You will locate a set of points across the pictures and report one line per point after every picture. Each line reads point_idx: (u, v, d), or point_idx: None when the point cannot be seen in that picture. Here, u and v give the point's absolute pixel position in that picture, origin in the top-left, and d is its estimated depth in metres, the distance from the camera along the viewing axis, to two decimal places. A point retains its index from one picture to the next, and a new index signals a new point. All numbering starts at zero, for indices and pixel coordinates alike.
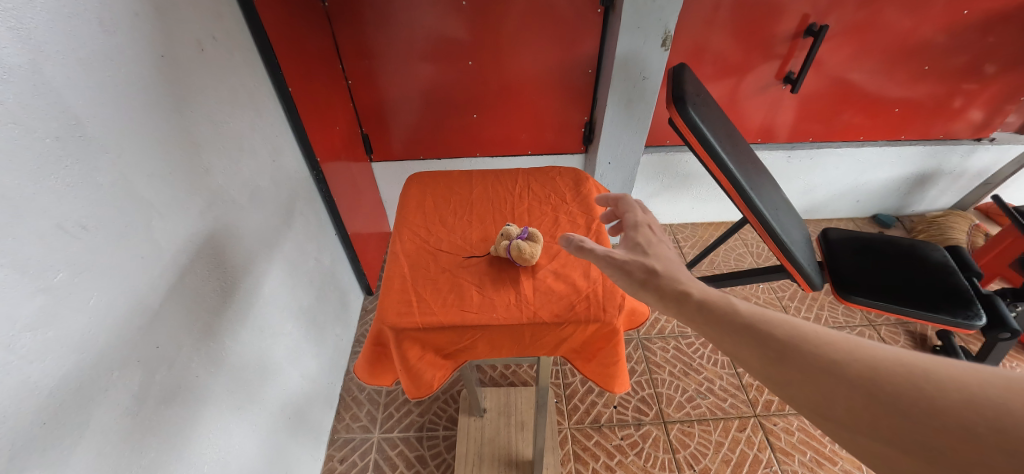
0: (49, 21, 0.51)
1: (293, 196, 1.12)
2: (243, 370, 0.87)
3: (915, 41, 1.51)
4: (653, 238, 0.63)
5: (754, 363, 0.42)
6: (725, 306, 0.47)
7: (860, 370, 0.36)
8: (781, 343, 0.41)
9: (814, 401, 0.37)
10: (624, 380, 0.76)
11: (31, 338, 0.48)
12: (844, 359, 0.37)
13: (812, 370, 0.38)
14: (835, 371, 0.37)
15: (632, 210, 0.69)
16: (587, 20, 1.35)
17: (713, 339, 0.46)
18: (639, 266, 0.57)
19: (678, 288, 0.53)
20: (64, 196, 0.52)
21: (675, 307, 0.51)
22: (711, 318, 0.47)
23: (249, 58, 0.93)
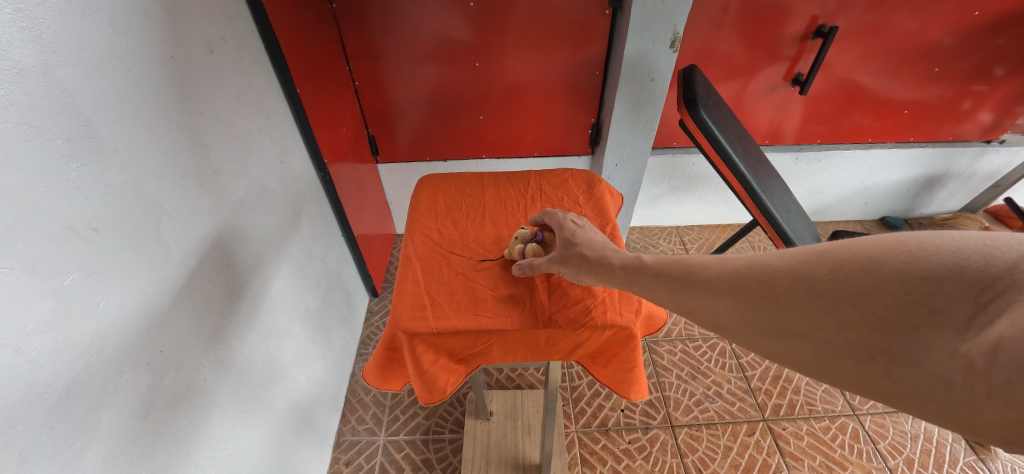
0: (60, 22, 0.50)
1: (300, 197, 1.11)
2: (251, 372, 0.86)
3: (925, 42, 1.50)
4: (588, 231, 0.69)
5: (715, 314, 0.45)
6: (678, 271, 0.52)
7: (790, 274, 0.39)
8: (728, 283, 0.44)
9: (771, 327, 0.39)
10: (641, 387, 0.74)
11: (41, 341, 0.48)
12: (774, 270, 0.40)
13: (757, 296, 0.41)
14: (776, 287, 0.40)
15: (550, 215, 0.73)
16: (595, 21, 1.34)
17: (681, 305, 0.50)
18: (588, 259, 0.64)
19: (637, 265, 0.58)
20: (75, 198, 0.52)
21: (638, 285, 0.57)
22: (671, 286, 0.52)
23: (258, 59, 0.93)
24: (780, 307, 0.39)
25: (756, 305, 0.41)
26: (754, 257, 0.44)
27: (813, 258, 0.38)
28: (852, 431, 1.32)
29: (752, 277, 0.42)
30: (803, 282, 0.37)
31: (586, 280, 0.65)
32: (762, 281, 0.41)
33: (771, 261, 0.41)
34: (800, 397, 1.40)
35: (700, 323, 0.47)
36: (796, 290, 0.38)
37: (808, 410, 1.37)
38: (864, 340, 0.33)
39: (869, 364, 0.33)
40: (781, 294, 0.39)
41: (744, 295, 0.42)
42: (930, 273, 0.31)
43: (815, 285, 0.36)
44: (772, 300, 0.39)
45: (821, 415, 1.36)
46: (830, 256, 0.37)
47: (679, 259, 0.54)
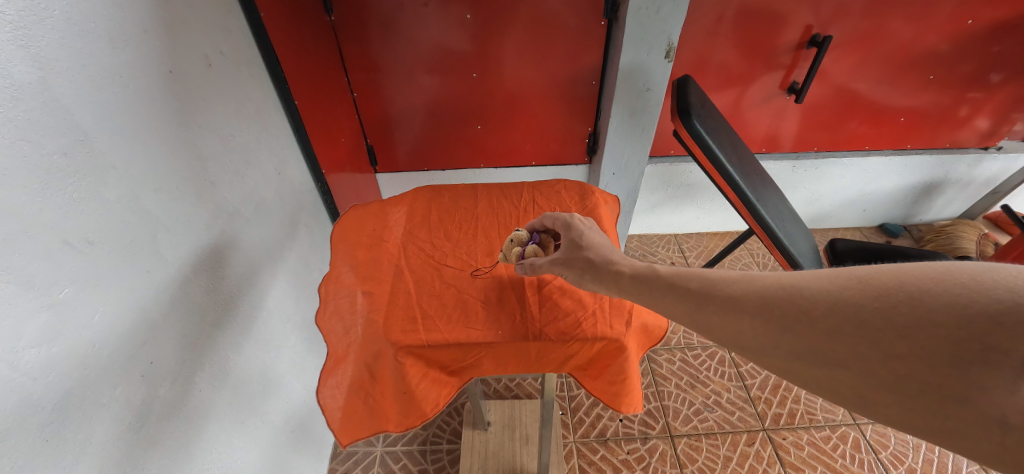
0: (58, 39, 0.51)
1: (298, 208, 1.12)
2: (246, 383, 0.86)
3: (919, 50, 1.51)
4: (593, 236, 0.69)
5: (742, 334, 0.46)
6: (696, 286, 0.53)
7: (829, 299, 0.40)
8: (759, 304, 0.45)
9: (808, 353, 0.41)
10: (634, 401, 0.73)
11: (36, 354, 0.48)
12: (810, 294, 0.42)
13: (793, 320, 0.42)
14: (813, 312, 0.41)
15: (555, 218, 0.73)
16: (590, 32, 1.36)
17: (700, 321, 0.51)
18: (594, 265, 0.64)
19: (649, 275, 0.59)
20: (72, 211, 0.52)
21: (651, 297, 0.57)
22: (688, 301, 0.53)
23: (256, 72, 0.94)
24: (818, 334, 0.40)
25: (793, 329, 0.42)
26: (786, 280, 0.45)
27: (854, 286, 0.39)
28: (853, 440, 1.31)
29: (785, 300, 0.43)
30: (844, 309, 0.39)
31: (589, 286, 0.65)
32: (799, 304, 0.42)
33: (805, 285, 0.43)
34: (800, 406, 1.39)
35: (721, 341, 0.49)
36: (837, 316, 0.39)
37: (809, 419, 1.36)
38: (912, 374, 0.34)
39: (919, 398, 0.34)
40: (820, 319, 0.40)
41: (778, 318, 0.43)
42: (982, 310, 0.32)
43: (856, 313, 0.38)
44: (811, 326, 0.41)
45: (821, 425, 1.34)
46: (873, 287, 0.38)
47: (695, 273, 0.55)
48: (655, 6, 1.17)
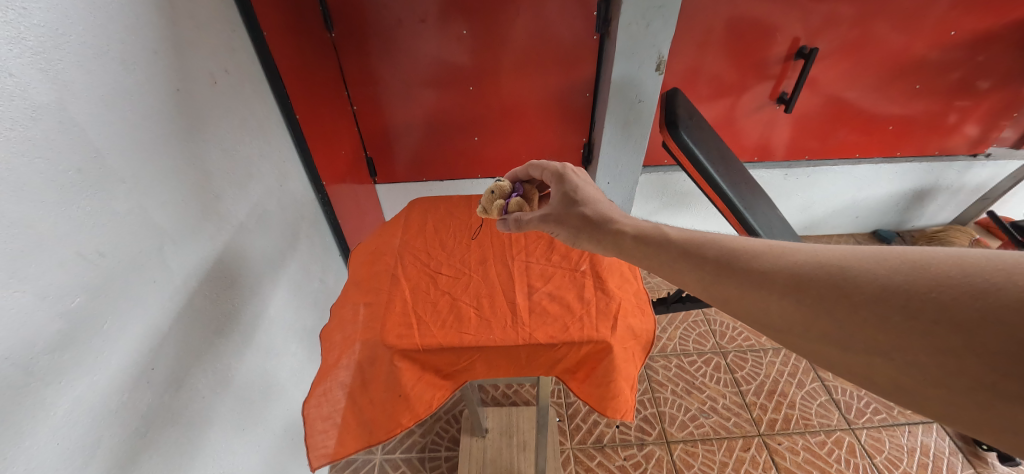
0: (75, 62, 0.54)
1: (299, 219, 1.15)
2: (247, 390, 0.88)
3: (905, 60, 1.55)
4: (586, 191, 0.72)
5: (767, 309, 0.44)
6: (714, 255, 0.50)
7: (872, 281, 0.38)
8: (789, 280, 0.43)
9: (842, 336, 0.39)
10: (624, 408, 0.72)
11: (49, 361, 0.50)
12: (849, 274, 0.39)
13: (829, 301, 0.40)
14: (854, 293, 0.38)
15: (546, 167, 0.78)
16: (583, 46, 1.40)
17: (716, 293, 0.49)
18: (585, 224, 0.67)
19: (659, 242, 0.57)
20: (84, 224, 0.55)
21: (662, 266, 0.56)
22: (704, 271, 0.50)
23: (260, 88, 0.98)
24: (858, 319, 0.38)
25: (829, 310, 0.40)
26: (818, 255, 0.43)
27: (902, 269, 0.37)
28: (848, 445, 1.32)
29: (819, 278, 0.41)
30: (891, 294, 0.36)
31: (583, 244, 0.68)
32: (837, 284, 0.40)
33: (843, 262, 0.41)
34: (795, 411, 1.40)
35: (739, 314, 0.47)
36: (880, 301, 0.37)
37: (804, 424, 1.37)
38: (964, 371, 0.33)
39: (967, 396, 0.33)
40: (862, 301, 0.38)
41: (812, 298, 0.41)
42: None
43: (904, 299, 0.36)
44: (849, 308, 0.39)
45: (816, 430, 1.36)
46: (924, 271, 0.36)
47: (711, 241, 0.52)
48: (645, 21, 1.22)
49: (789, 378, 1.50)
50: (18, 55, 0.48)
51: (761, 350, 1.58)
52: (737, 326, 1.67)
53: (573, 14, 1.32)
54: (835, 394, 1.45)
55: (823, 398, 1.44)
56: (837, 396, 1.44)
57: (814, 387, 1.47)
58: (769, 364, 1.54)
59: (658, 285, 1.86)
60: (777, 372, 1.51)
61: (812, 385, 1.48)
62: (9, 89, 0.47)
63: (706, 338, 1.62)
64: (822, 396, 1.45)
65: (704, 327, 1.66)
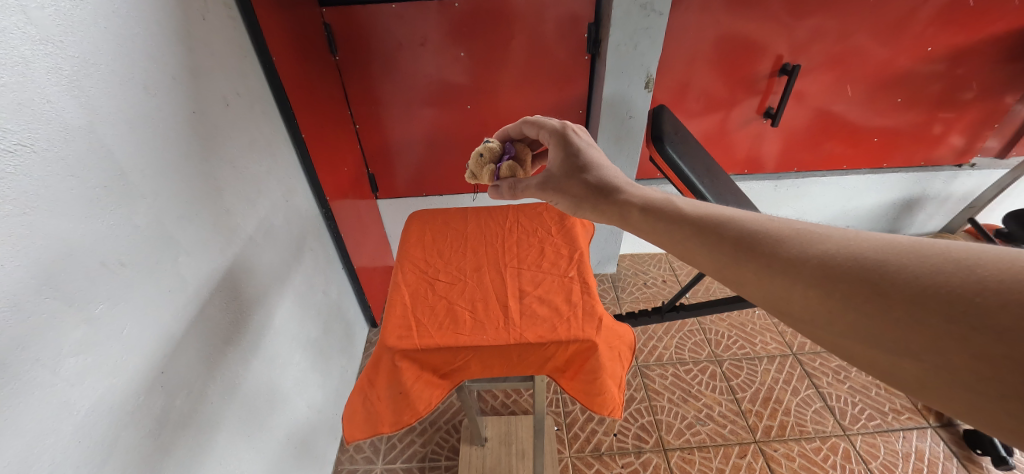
0: (104, 89, 0.59)
1: (304, 232, 1.19)
2: (254, 398, 0.91)
3: (887, 76, 1.61)
4: (590, 162, 0.75)
5: (790, 296, 0.44)
6: (734, 236, 0.50)
7: (910, 279, 0.37)
8: (819, 270, 0.42)
9: (869, 332, 0.39)
10: (606, 402, 0.78)
11: (74, 363, 0.54)
12: (885, 269, 0.39)
13: (862, 295, 0.39)
14: (888, 289, 0.38)
15: (545, 127, 0.83)
16: (576, 65, 1.47)
17: (733, 278, 0.49)
18: (588, 194, 0.71)
19: (674, 222, 0.58)
20: (108, 235, 0.60)
21: (676, 247, 0.56)
22: (723, 252, 0.50)
23: (268, 110, 1.03)
24: (890, 316, 0.37)
25: (860, 304, 0.39)
26: (850, 245, 0.42)
27: (944, 270, 0.36)
28: (843, 451, 1.34)
29: (851, 269, 0.40)
30: (930, 296, 0.36)
31: (584, 212, 0.73)
32: (871, 279, 0.39)
33: (879, 257, 0.40)
34: (791, 418, 1.42)
35: (757, 298, 0.47)
36: (918, 300, 0.36)
37: (799, 431, 1.39)
38: (996, 377, 0.33)
39: (994, 400, 0.33)
40: (898, 300, 0.37)
41: (842, 291, 0.40)
42: None
43: (945, 303, 0.35)
44: (881, 305, 0.38)
45: (812, 436, 1.37)
46: (969, 275, 0.35)
47: (730, 222, 0.52)
48: (633, 42, 1.30)
49: (784, 386, 1.52)
50: (55, 83, 0.53)
51: (756, 358, 1.61)
52: (732, 335, 1.70)
53: (565, 35, 1.39)
54: (830, 401, 1.47)
55: (818, 404, 1.46)
56: (832, 403, 1.46)
57: (809, 394, 1.49)
58: (764, 372, 1.56)
59: (654, 295, 1.89)
60: (772, 379, 1.53)
61: (806, 392, 1.50)
62: (46, 113, 0.52)
63: (702, 347, 1.65)
64: (817, 403, 1.46)
65: (699, 336, 1.69)
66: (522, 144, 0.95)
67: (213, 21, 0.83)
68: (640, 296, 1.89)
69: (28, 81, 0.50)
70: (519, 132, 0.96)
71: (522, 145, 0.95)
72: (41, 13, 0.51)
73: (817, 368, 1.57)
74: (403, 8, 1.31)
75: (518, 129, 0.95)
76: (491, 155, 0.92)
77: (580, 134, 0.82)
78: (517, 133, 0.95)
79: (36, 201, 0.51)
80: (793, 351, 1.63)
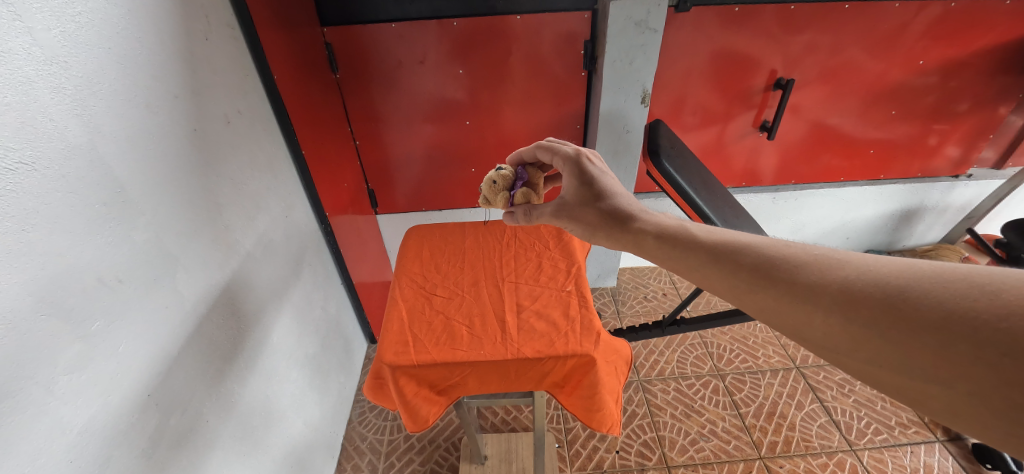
0: (106, 107, 0.60)
1: (303, 247, 1.19)
2: (250, 416, 0.90)
3: (881, 88, 1.63)
4: (603, 187, 0.75)
5: (810, 323, 0.44)
6: (750, 262, 0.50)
7: (934, 305, 0.37)
8: (839, 296, 0.42)
9: (895, 358, 0.39)
10: (604, 417, 0.77)
11: (67, 381, 0.54)
12: (907, 295, 0.39)
13: (885, 321, 0.39)
14: (912, 314, 0.38)
15: (558, 153, 0.84)
16: (573, 82, 1.49)
17: (751, 304, 0.49)
18: (601, 221, 0.72)
19: (688, 248, 0.58)
20: (106, 252, 0.60)
21: (691, 272, 0.56)
22: (739, 279, 0.50)
23: (269, 127, 1.05)
24: (915, 342, 0.37)
25: (883, 330, 0.39)
26: (869, 270, 0.42)
27: (970, 295, 0.36)
28: (850, 467, 1.31)
29: (873, 295, 0.40)
30: (957, 322, 0.36)
31: (598, 239, 0.73)
32: (895, 305, 0.39)
33: (900, 282, 0.40)
34: (796, 433, 1.40)
35: (777, 324, 0.47)
36: (943, 326, 0.36)
37: (805, 446, 1.36)
38: None
39: None
40: (923, 326, 0.37)
41: (864, 318, 0.40)
42: None
43: (971, 328, 0.35)
44: (906, 331, 0.38)
45: (818, 452, 1.35)
46: (996, 299, 0.35)
47: (746, 247, 0.52)
48: (629, 58, 1.33)
49: (788, 400, 1.50)
50: (58, 102, 0.54)
51: (759, 372, 1.59)
52: (734, 348, 1.68)
53: (562, 52, 1.42)
54: (835, 415, 1.45)
55: (822, 419, 1.44)
56: (837, 417, 1.44)
57: (814, 409, 1.47)
58: (767, 386, 1.54)
59: (655, 309, 1.88)
60: (776, 393, 1.51)
61: (811, 406, 1.48)
62: (49, 132, 0.53)
63: (704, 361, 1.63)
64: (822, 417, 1.44)
65: (701, 350, 1.67)
66: (535, 167, 0.95)
67: (215, 41, 0.85)
68: (640, 310, 1.88)
69: (31, 100, 0.51)
70: (532, 156, 0.95)
71: (535, 169, 0.94)
72: (47, 34, 0.53)
73: (821, 382, 1.55)
74: (403, 27, 1.34)
75: (531, 152, 0.94)
76: (506, 181, 0.91)
77: (594, 159, 0.82)
78: (531, 157, 0.94)
79: (35, 218, 0.51)
80: (796, 364, 1.62)
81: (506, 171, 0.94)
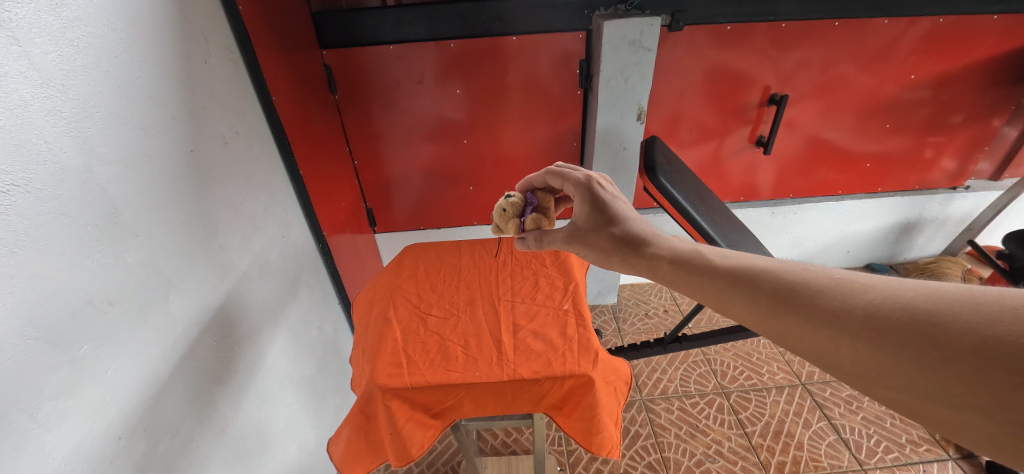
0: (103, 130, 0.61)
1: (300, 267, 1.19)
2: (243, 441, 0.88)
3: (875, 102, 1.64)
4: (615, 213, 0.75)
5: (836, 351, 0.44)
6: (771, 287, 0.50)
7: (966, 330, 0.37)
8: (865, 322, 0.42)
9: (927, 385, 0.38)
10: (604, 441, 0.75)
11: (53, 406, 0.53)
12: (937, 320, 0.38)
13: (916, 348, 0.38)
14: (943, 341, 0.37)
15: (568, 178, 0.83)
16: (569, 100, 1.51)
17: (773, 329, 0.49)
18: (614, 247, 0.71)
19: (706, 274, 0.58)
20: (97, 274, 0.59)
21: (711, 298, 0.57)
22: (760, 304, 0.50)
23: (267, 147, 1.05)
24: (949, 369, 0.37)
25: (913, 357, 0.39)
26: (894, 295, 0.42)
27: (1003, 319, 0.35)
28: None
29: (900, 321, 0.40)
30: (991, 348, 0.35)
31: (612, 265, 0.73)
32: (924, 331, 0.39)
33: (928, 307, 0.40)
34: (804, 453, 1.36)
35: (801, 350, 0.47)
36: (977, 352, 0.35)
37: (814, 467, 1.33)
38: None
39: None
40: (956, 351, 0.37)
41: (891, 344, 0.40)
42: None
43: (1008, 354, 0.34)
44: (938, 357, 0.37)
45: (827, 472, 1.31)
46: None
47: (768, 272, 0.52)
48: (623, 77, 1.34)
49: (795, 418, 1.46)
50: (53, 124, 0.54)
51: (764, 389, 1.56)
52: (738, 365, 1.65)
53: (557, 71, 1.44)
54: (843, 433, 1.42)
55: (831, 437, 1.40)
56: (846, 435, 1.41)
57: (821, 427, 1.44)
58: (773, 403, 1.51)
59: (656, 326, 1.86)
60: (782, 411, 1.48)
61: (818, 424, 1.44)
62: (42, 154, 0.53)
63: (707, 378, 1.60)
64: (830, 435, 1.41)
65: (704, 367, 1.64)
66: (544, 192, 0.92)
67: (214, 64, 0.86)
68: (641, 327, 1.85)
69: (26, 122, 0.51)
70: (541, 181, 0.92)
71: (545, 193, 0.92)
72: (44, 58, 0.53)
73: (828, 399, 1.52)
74: (401, 49, 1.37)
75: (541, 178, 0.92)
76: (515, 209, 0.88)
77: (605, 184, 0.81)
78: (540, 182, 0.92)
79: (25, 240, 0.50)
80: (802, 380, 1.59)
81: (515, 197, 0.92)
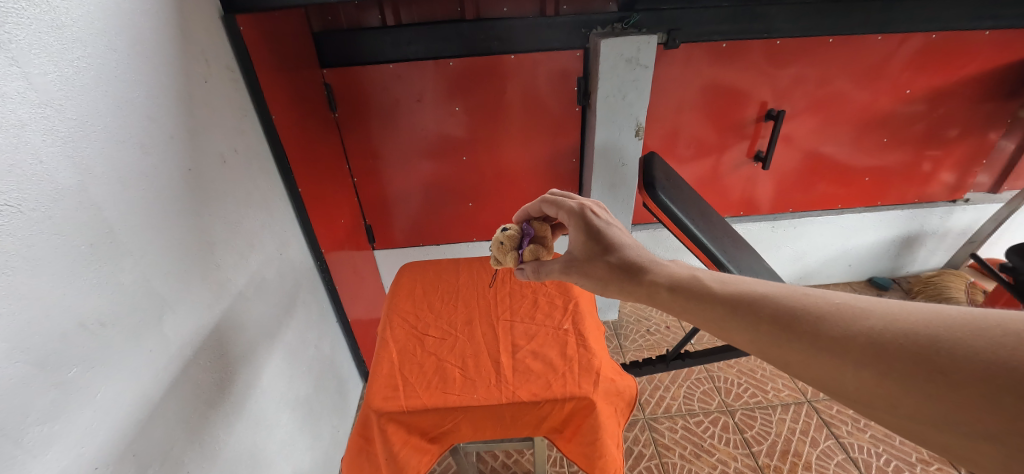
0: (99, 150, 0.60)
1: (297, 286, 1.17)
2: (236, 466, 0.85)
3: (872, 116, 1.66)
4: (611, 240, 0.74)
5: (842, 378, 0.43)
6: (772, 315, 0.49)
7: (969, 354, 0.36)
8: (868, 350, 0.41)
9: (936, 412, 0.37)
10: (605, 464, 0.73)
11: (38, 432, 0.51)
12: (940, 345, 0.37)
13: (921, 375, 0.37)
14: (948, 366, 0.36)
15: (562, 207, 0.82)
16: (567, 116, 1.52)
17: (778, 358, 0.48)
18: (611, 274, 0.70)
19: (706, 301, 0.57)
20: (88, 294, 0.58)
21: (713, 327, 0.56)
22: (762, 333, 0.49)
23: (266, 165, 1.05)
24: (955, 394, 0.36)
25: (919, 383, 0.38)
26: (896, 320, 0.41)
27: (1006, 342, 0.35)
28: None
29: (904, 346, 0.39)
30: (996, 372, 0.34)
31: (610, 292, 0.71)
32: (928, 356, 0.38)
33: (930, 332, 0.39)
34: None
35: (806, 379, 0.46)
36: (983, 378, 0.34)
37: None
38: None
39: None
40: (961, 377, 0.35)
41: (896, 370, 0.39)
42: None
43: (1014, 379, 0.33)
44: (944, 383, 0.36)
45: None
46: None
47: (770, 301, 0.51)
48: (621, 94, 1.36)
49: (802, 436, 1.43)
50: (50, 144, 0.54)
51: (769, 407, 1.53)
52: (742, 382, 1.62)
53: (556, 89, 1.46)
54: (852, 452, 1.38)
55: (840, 456, 1.37)
56: (855, 454, 1.38)
57: (829, 445, 1.41)
58: (779, 421, 1.48)
59: (658, 343, 1.84)
60: (789, 430, 1.45)
61: (826, 443, 1.41)
62: (37, 174, 0.52)
63: (711, 396, 1.57)
64: (838, 455, 1.38)
65: (708, 385, 1.62)
66: (540, 221, 0.91)
67: (214, 84, 0.87)
68: (643, 344, 1.83)
69: (22, 142, 0.50)
70: (536, 210, 0.91)
71: (540, 222, 0.90)
72: (43, 79, 0.53)
73: (834, 416, 1.49)
74: (401, 68, 1.38)
75: (536, 207, 0.91)
76: (512, 240, 0.87)
77: (598, 211, 0.81)
78: (535, 212, 0.91)
79: (17, 260, 0.50)
80: (807, 397, 1.56)
81: (512, 229, 0.91)
